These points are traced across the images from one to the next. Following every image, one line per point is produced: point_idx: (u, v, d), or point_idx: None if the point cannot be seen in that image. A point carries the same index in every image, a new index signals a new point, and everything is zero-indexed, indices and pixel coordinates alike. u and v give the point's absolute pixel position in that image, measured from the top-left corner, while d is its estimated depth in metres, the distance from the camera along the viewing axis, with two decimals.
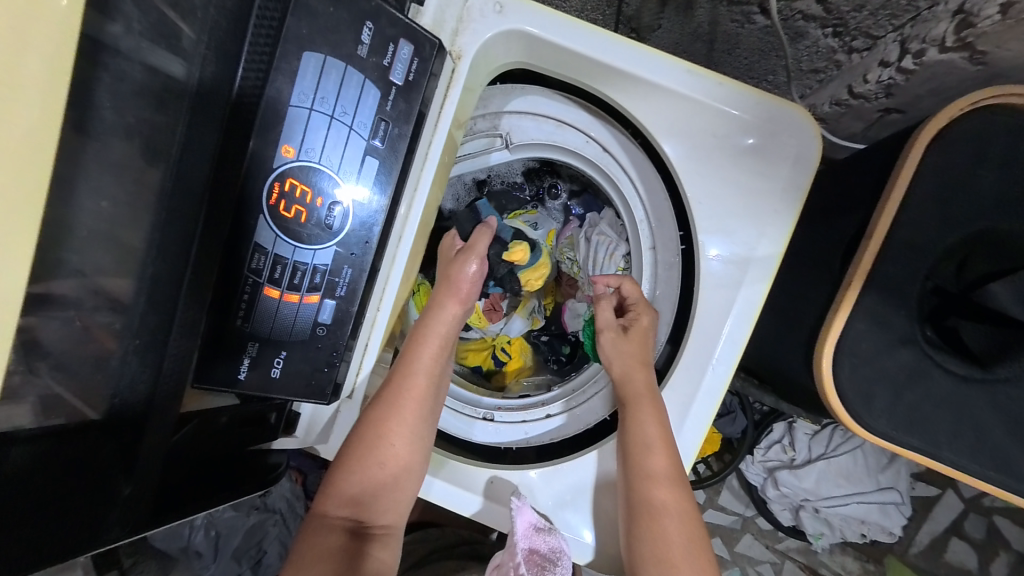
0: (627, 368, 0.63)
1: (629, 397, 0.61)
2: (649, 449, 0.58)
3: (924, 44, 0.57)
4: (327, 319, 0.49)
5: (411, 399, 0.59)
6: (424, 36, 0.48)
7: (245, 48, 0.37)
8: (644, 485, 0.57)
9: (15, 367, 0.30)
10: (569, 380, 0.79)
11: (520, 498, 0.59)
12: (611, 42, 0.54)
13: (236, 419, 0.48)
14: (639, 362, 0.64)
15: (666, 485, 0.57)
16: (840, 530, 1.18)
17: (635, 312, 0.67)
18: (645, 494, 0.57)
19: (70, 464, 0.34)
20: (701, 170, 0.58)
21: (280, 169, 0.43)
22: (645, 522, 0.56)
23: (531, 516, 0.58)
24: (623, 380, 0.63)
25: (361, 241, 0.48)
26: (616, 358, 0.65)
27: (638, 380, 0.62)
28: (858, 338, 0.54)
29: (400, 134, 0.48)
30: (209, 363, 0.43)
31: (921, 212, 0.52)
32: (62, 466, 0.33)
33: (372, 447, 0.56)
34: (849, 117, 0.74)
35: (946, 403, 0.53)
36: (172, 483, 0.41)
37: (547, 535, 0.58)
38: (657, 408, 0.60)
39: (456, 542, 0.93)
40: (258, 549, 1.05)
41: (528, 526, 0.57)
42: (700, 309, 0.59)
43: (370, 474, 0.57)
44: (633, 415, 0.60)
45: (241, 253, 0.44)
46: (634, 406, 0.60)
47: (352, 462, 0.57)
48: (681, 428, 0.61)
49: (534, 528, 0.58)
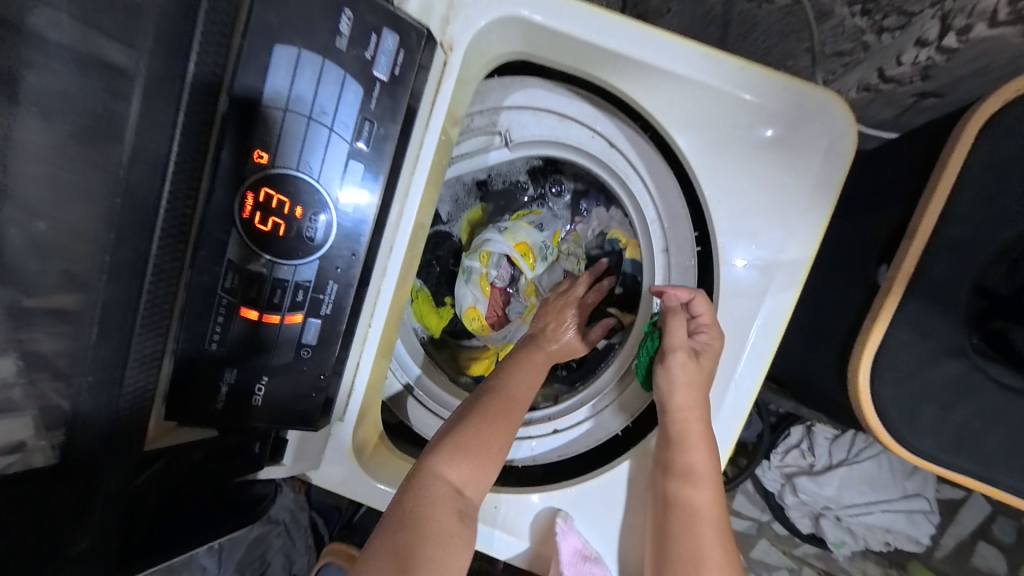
0: (693, 394, 0.53)
1: (676, 421, 0.54)
2: (691, 453, 0.53)
3: (970, 20, 0.51)
4: (312, 340, 0.45)
5: (520, 399, 0.61)
6: (410, 24, 0.43)
7: (194, 36, 0.32)
8: (679, 491, 0.53)
9: None
10: (588, 383, 0.74)
11: (565, 522, 0.56)
12: (616, 25, 0.49)
13: (211, 453, 0.43)
14: (703, 388, 0.54)
15: (702, 512, 0.53)
16: (864, 538, 1.13)
17: (709, 334, 0.54)
18: (681, 497, 0.53)
19: (31, 517, 0.30)
20: (723, 166, 0.52)
21: (253, 177, 0.39)
22: (677, 532, 0.52)
23: (576, 541, 0.55)
24: (672, 404, 0.54)
25: (347, 254, 0.44)
26: (680, 387, 0.54)
27: (699, 406, 0.54)
28: (899, 350, 0.48)
29: (387, 135, 0.43)
30: (184, 393, 0.40)
31: (971, 208, 0.46)
32: (14, 516, 0.29)
33: (471, 431, 0.55)
34: (878, 103, 0.68)
35: (1000, 419, 0.48)
36: (133, 533, 0.36)
37: (594, 564, 0.54)
38: (705, 428, 0.54)
39: None
40: (262, 562, 1.00)
41: (573, 552, 0.54)
42: (721, 311, 0.54)
43: (464, 468, 0.53)
44: (682, 436, 0.54)
45: (213, 271, 0.40)
46: (680, 419, 0.54)
47: (447, 453, 0.53)
48: (717, 417, 0.56)
49: (580, 555, 0.54)
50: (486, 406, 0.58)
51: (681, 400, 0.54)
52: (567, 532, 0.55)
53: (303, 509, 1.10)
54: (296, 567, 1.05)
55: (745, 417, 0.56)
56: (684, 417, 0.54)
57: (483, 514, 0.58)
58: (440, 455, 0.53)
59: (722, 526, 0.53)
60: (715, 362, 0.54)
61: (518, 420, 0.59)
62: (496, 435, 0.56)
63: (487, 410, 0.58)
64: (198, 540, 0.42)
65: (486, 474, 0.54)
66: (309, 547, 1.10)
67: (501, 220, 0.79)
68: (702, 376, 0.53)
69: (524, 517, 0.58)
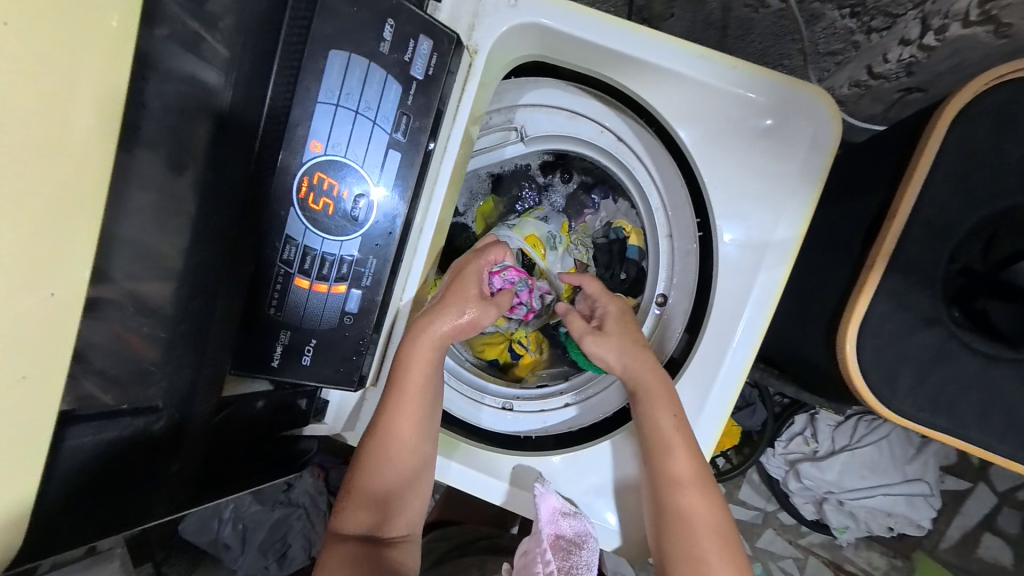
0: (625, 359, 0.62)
1: (648, 428, 0.59)
2: (674, 463, 0.58)
3: (947, 20, 0.56)
4: (353, 308, 0.51)
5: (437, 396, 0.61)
6: (442, 31, 0.49)
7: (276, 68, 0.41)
8: (672, 499, 0.57)
9: (88, 343, 0.33)
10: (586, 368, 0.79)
11: (542, 486, 0.60)
12: (621, 30, 0.54)
13: (272, 404, 0.50)
14: (639, 352, 0.63)
15: (695, 516, 0.57)
16: (866, 523, 1.15)
17: (602, 304, 0.67)
18: (674, 504, 0.57)
19: (138, 449, 0.38)
20: (719, 155, 0.57)
21: (310, 163, 0.45)
22: (678, 535, 0.56)
23: (554, 501, 0.58)
24: (648, 415, 0.59)
25: (385, 232, 0.50)
26: (616, 356, 0.63)
27: (666, 420, 0.58)
28: (882, 320, 0.53)
29: (420, 127, 0.49)
30: (248, 350, 0.46)
31: (947, 189, 0.51)
32: (129, 445, 0.37)
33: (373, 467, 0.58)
34: (868, 98, 0.73)
35: (975, 384, 0.52)
36: (217, 462, 0.45)
37: (572, 519, 0.58)
38: (686, 435, 0.58)
39: (469, 535, 0.88)
40: (283, 543, 1.11)
41: (552, 511, 0.57)
42: (714, 309, 0.60)
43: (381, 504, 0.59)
44: (654, 442, 0.58)
45: (274, 245, 0.46)
46: (645, 395, 0.60)
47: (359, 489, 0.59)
48: (706, 402, 0.61)
49: (558, 513, 0.57)
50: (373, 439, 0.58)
51: (652, 410, 0.59)
52: (544, 493, 0.59)
53: (321, 494, 1.16)
54: (315, 550, 1.13)
55: (740, 387, 0.60)
56: (649, 395, 0.60)
57: (502, 473, 0.64)
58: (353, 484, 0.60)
59: (718, 523, 0.57)
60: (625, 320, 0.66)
61: (408, 442, 0.58)
62: (388, 462, 0.58)
63: (373, 444, 0.58)
64: (257, 477, 0.50)
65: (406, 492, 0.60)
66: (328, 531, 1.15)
67: (509, 220, 0.82)
68: (630, 343, 0.63)
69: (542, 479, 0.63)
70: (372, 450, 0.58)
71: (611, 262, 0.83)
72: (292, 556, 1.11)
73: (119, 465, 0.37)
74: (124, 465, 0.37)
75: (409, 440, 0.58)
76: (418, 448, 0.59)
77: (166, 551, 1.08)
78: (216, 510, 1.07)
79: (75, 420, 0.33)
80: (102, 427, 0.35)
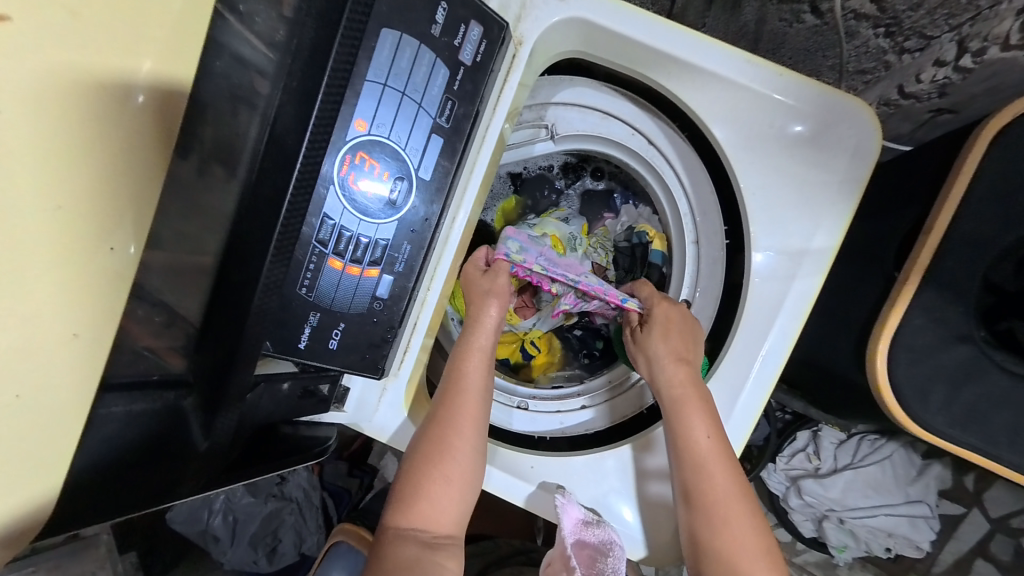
0: (665, 365, 0.61)
1: (681, 436, 0.57)
2: (713, 472, 0.55)
3: (985, 43, 0.59)
4: (385, 294, 0.50)
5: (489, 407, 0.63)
6: (493, 18, 0.49)
7: (338, 31, 0.37)
8: (712, 507, 0.55)
9: None
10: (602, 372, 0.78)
11: (564, 496, 0.59)
12: (665, 29, 0.54)
13: (296, 387, 0.49)
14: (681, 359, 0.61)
15: (735, 525, 0.55)
16: (866, 543, 1.14)
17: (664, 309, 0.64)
18: (717, 511, 0.55)
19: (159, 424, 0.39)
20: (758, 159, 0.58)
21: (353, 142, 0.44)
22: (718, 542, 0.54)
23: (578, 511, 0.58)
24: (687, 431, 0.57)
25: (422, 218, 0.49)
26: (663, 344, 0.62)
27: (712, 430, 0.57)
28: (915, 334, 0.53)
29: (465, 114, 0.49)
30: (277, 332, 0.45)
31: (985, 208, 0.51)
32: (149, 420, 0.38)
33: (422, 466, 0.57)
34: (898, 117, 0.77)
35: (1007, 403, 0.52)
36: (240, 444, 0.45)
37: (596, 527, 0.58)
38: (724, 446, 0.57)
39: (506, 549, 0.89)
40: (274, 537, 1.08)
41: (575, 522, 0.58)
42: (740, 330, 0.60)
43: (431, 510, 0.56)
44: (688, 443, 0.57)
45: (310, 224, 0.44)
46: (672, 397, 0.59)
47: (407, 492, 0.57)
48: (731, 414, 0.61)
49: (582, 522, 0.58)
50: (424, 436, 0.57)
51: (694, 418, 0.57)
52: (567, 504, 0.58)
53: (316, 488, 1.13)
54: (306, 545, 1.09)
55: (769, 393, 0.60)
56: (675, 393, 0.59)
57: (521, 472, 0.63)
58: (393, 493, 0.58)
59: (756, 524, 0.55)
60: (685, 322, 0.64)
61: (457, 439, 0.57)
62: (437, 461, 0.56)
63: (424, 441, 0.57)
64: (281, 462, 0.49)
65: (452, 500, 0.57)
66: (320, 526, 1.11)
67: (530, 218, 0.80)
68: (670, 350, 0.61)
69: (560, 480, 0.62)
70: (425, 448, 0.57)
71: (632, 266, 0.81)
72: (283, 551, 1.08)
73: (143, 437, 0.38)
74: (148, 439, 0.38)
75: (457, 440, 0.57)
76: (469, 450, 0.58)
77: (150, 542, 1.05)
78: (206, 501, 1.03)
79: (109, 388, 0.35)
80: (128, 398, 0.37)
